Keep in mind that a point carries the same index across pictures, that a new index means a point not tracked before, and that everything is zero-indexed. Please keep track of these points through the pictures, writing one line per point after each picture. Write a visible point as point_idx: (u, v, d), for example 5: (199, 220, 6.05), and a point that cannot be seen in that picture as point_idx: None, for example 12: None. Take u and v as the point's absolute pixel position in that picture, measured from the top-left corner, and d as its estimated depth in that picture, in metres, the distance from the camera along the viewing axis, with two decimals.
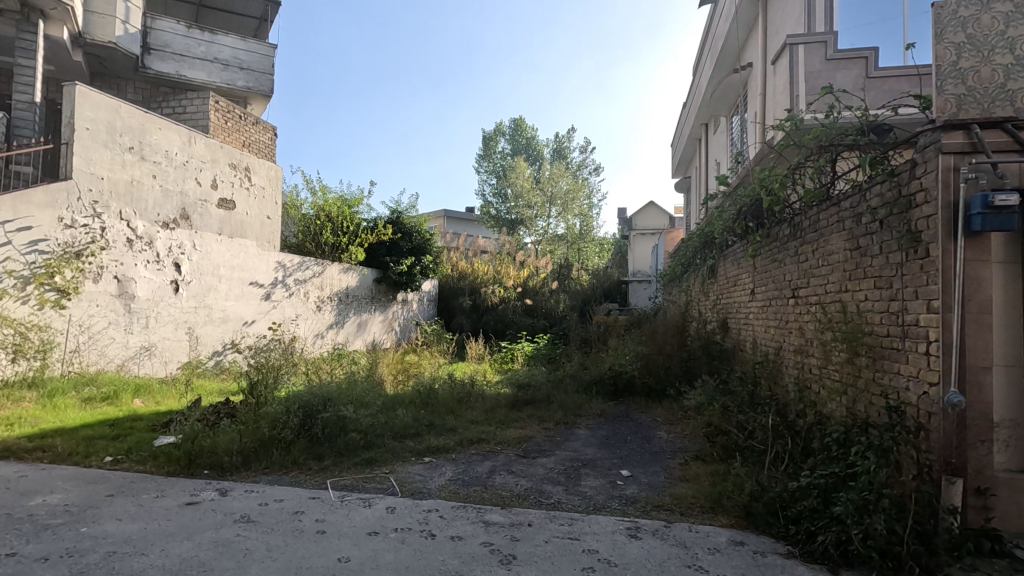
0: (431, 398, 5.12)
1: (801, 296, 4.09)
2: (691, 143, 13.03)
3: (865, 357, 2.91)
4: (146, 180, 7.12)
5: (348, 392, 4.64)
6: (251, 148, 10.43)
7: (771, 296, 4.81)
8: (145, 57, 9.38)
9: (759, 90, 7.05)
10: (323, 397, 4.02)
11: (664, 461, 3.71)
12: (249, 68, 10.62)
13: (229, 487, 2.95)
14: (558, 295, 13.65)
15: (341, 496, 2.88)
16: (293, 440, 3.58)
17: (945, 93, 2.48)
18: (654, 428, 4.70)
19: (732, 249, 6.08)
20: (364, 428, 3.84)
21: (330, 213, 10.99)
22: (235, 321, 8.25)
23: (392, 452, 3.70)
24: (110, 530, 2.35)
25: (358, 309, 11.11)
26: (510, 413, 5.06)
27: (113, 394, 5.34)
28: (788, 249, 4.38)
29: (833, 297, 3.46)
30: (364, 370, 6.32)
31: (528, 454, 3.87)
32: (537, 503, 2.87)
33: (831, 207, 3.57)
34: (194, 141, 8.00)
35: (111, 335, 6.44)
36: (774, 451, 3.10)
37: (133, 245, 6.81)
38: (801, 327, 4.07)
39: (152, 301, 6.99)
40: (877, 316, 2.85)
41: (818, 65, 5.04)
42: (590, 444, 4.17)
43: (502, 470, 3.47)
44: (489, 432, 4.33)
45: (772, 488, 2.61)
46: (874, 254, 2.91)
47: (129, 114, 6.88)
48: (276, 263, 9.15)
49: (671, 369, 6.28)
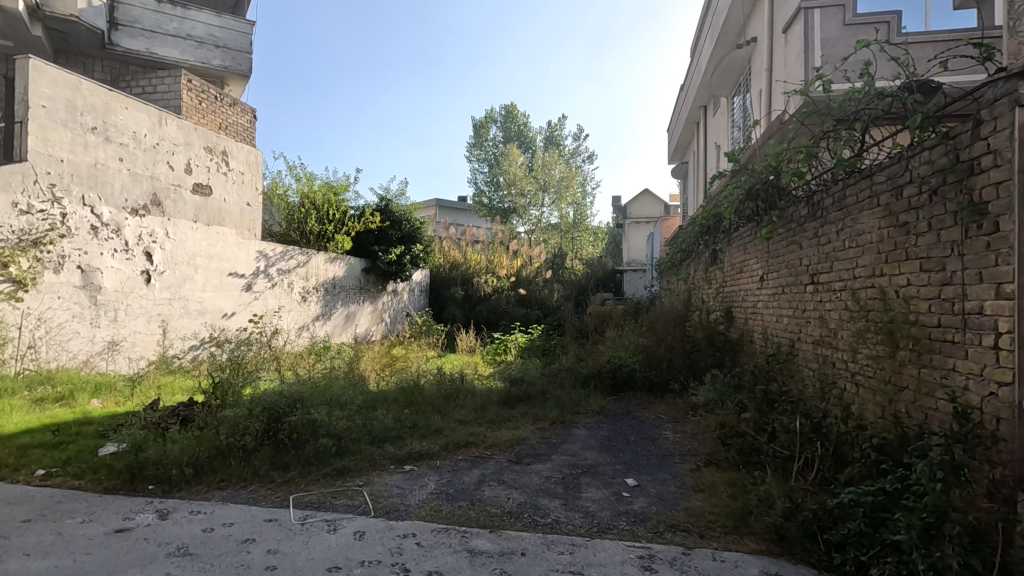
0: (417, 395, 4.73)
1: (822, 282, 3.72)
2: (688, 127, 12.66)
3: (908, 351, 2.56)
4: (112, 163, 6.61)
5: (324, 390, 4.20)
6: (229, 130, 9.83)
7: (784, 283, 4.45)
8: (113, 33, 8.79)
9: (765, 63, 6.64)
10: (293, 399, 3.59)
11: (673, 467, 3.32)
12: (225, 45, 10.08)
13: (171, 508, 2.53)
14: (552, 286, 13.34)
15: (303, 517, 2.47)
16: (255, 448, 3.16)
17: (1019, 35, 2.07)
18: (658, 427, 4.31)
19: (740, 233, 5.68)
20: (337, 433, 3.44)
21: (315, 201, 10.50)
22: (213, 313, 7.81)
23: (369, 459, 3.29)
24: (12, 571, 1.93)
25: (345, 300, 10.69)
26: (502, 411, 4.65)
27: (69, 394, 4.86)
28: (805, 231, 4.01)
29: (864, 283, 3.09)
30: (346, 364, 5.93)
31: (522, 459, 3.48)
32: (532, 523, 2.46)
33: (862, 181, 3.18)
34: (165, 122, 7.46)
35: (73, 329, 5.96)
36: (803, 457, 2.72)
37: (97, 232, 6.31)
38: (822, 316, 3.71)
39: (120, 293, 6.51)
40: (926, 303, 2.49)
41: (835, 31, 4.67)
42: (590, 447, 3.78)
43: (492, 480, 3.07)
44: (478, 433, 3.92)
45: (807, 505, 2.25)
46: (921, 232, 2.54)
47: (90, 92, 6.36)
48: (258, 252, 8.71)
49: (673, 362, 5.90)
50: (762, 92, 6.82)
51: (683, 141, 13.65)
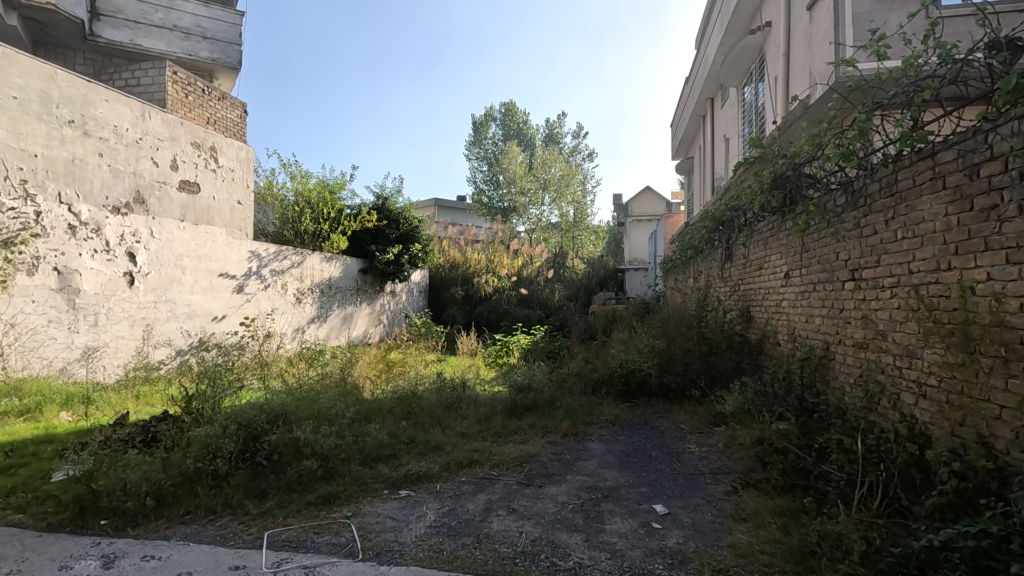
0: (415, 406, 4.34)
1: (866, 278, 3.33)
2: (694, 121, 12.29)
3: (992, 358, 2.18)
4: (91, 158, 6.19)
5: (312, 401, 3.79)
6: (218, 125, 9.40)
7: (816, 280, 4.06)
8: (95, 24, 8.37)
9: (781, 48, 6.24)
10: (276, 412, 3.18)
11: (706, 489, 2.93)
12: (213, 37, 9.69)
13: (120, 553, 2.13)
14: (553, 286, 13.03)
15: (277, 562, 2.08)
16: (228, 473, 2.76)
17: None
18: (681, 440, 3.91)
19: (761, 227, 5.28)
20: (324, 451, 3.03)
21: (310, 200, 10.06)
22: (202, 316, 7.41)
23: (360, 483, 2.89)
24: None
25: (342, 301, 10.31)
26: (508, 422, 4.25)
27: (36, 408, 4.41)
28: (844, 221, 3.62)
29: (924, 277, 2.70)
30: (340, 370, 5.55)
31: (533, 480, 3.08)
32: (551, 568, 2.07)
33: (920, 161, 2.78)
34: (149, 116, 7.04)
35: (50, 334, 5.57)
36: (867, 482, 2.34)
37: (75, 232, 5.91)
38: (865, 316, 3.32)
39: (101, 296, 6.11)
40: (1016, 300, 2.09)
41: (867, 4, 4.26)
42: (608, 465, 3.38)
43: (500, 509, 2.67)
44: (483, 449, 3.52)
45: (889, 550, 1.85)
46: (1008, 216, 2.15)
47: (67, 83, 5.95)
48: (250, 252, 8.32)
49: (691, 366, 5.49)
50: (778, 79, 6.43)
51: (687, 136, 13.30)
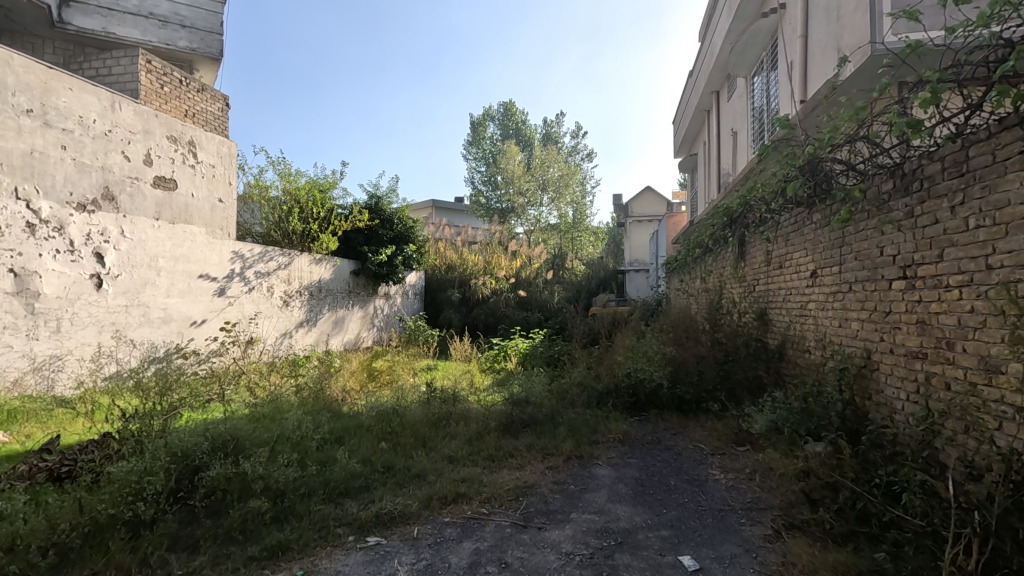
0: (397, 424, 3.80)
1: (922, 276, 2.81)
2: (698, 117, 11.81)
3: None
4: (52, 151, 5.65)
5: (274, 422, 3.25)
6: (197, 119, 8.88)
7: (854, 278, 3.54)
8: (64, 10, 7.84)
9: (798, 29, 5.73)
10: (224, 439, 2.67)
11: (742, 533, 2.40)
12: (192, 25, 9.22)
13: None
14: (553, 287, 12.55)
15: None
16: (155, 518, 2.24)
17: None
18: (702, 465, 3.38)
19: (783, 222, 4.77)
20: (281, 487, 2.52)
21: (299, 199, 9.46)
22: (179, 321, 6.86)
23: (319, 528, 2.37)
24: None
25: (332, 304, 9.78)
26: (502, 441, 3.74)
27: None
28: (892, 210, 3.10)
29: (1014, 272, 2.18)
30: (320, 380, 5.00)
31: (532, 519, 2.57)
32: None
33: (1003, 132, 2.26)
34: (119, 107, 6.50)
35: (4, 342, 5.03)
36: (961, 536, 1.82)
37: (35, 230, 5.33)
38: (923, 320, 2.79)
39: (64, 299, 5.56)
40: None
41: None
42: (620, 498, 2.85)
43: (493, 563, 2.15)
44: (472, 478, 3.01)
45: None
46: None
47: (24, 69, 5.38)
48: (233, 252, 7.78)
49: (705, 375, 4.96)
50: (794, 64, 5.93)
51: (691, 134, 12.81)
